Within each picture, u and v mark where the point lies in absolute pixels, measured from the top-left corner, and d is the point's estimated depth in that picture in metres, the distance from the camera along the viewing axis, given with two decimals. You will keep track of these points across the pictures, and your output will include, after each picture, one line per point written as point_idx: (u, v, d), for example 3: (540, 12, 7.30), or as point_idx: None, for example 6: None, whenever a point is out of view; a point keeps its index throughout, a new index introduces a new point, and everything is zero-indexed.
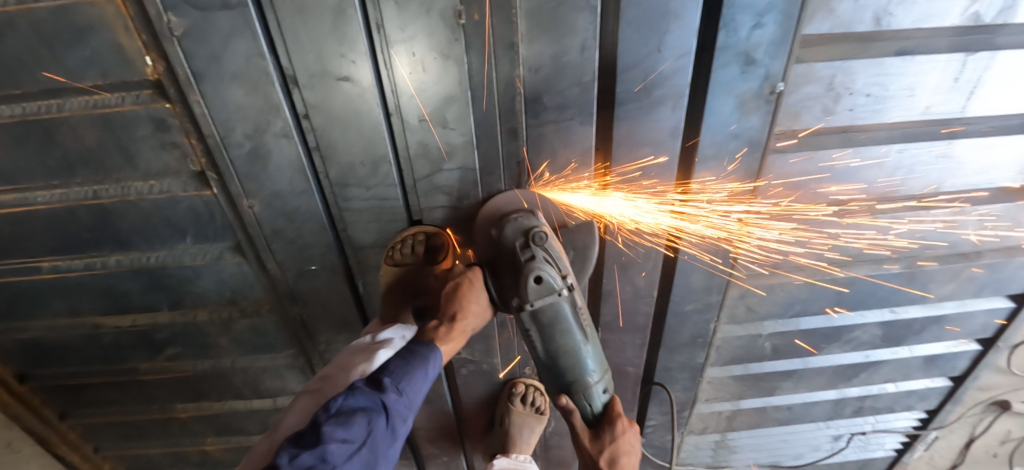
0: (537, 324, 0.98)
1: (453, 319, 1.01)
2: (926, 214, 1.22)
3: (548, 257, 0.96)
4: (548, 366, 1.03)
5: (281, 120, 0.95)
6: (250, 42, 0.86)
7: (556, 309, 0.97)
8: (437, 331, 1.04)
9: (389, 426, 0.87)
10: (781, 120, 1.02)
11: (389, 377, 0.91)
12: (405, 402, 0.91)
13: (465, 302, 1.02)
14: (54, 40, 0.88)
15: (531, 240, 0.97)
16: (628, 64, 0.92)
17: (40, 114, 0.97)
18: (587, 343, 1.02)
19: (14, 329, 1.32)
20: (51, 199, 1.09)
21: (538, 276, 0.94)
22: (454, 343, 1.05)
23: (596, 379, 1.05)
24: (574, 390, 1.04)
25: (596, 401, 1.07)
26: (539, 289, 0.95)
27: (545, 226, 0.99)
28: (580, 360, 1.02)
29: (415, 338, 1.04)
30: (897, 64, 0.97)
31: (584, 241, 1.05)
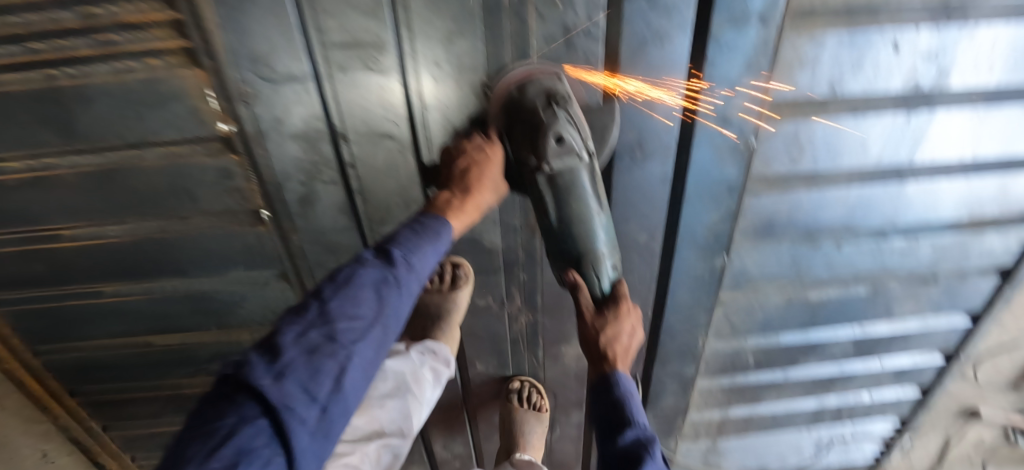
0: (551, 186, 0.93)
1: (466, 191, 0.98)
2: (885, 243, 1.41)
3: (570, 120, 0.93)
4: (559, 230, 0.96)
5: (331, 170, 1.13)
6: (310, 108, 1.04)
7: (574, 173, 0.93)
8: (450, 203, 0.99)
9: (398, 298, 0.87)
10: (756, 165, 1.21)
11: (399, 250, 0.88)
12: (415, 275, 0.89)
13: (480, 175, 0.99)
14: (142, 104, 1.05)
15: (554, 102, 0.93)
16: (625, 124, 1.10)
17: (121, 163, 1.13)
18: (603, 213, 0.99)
19: (72, 348, 1.46)
20: (121, 233, 1.24)
21: (560, 136, 0.90)
22: (462, 218, 1.01)
23: (608, 253, 1.01)
24: (583, 262, 0.99)
25: (603, 277, 1.02)
26: (560, 149, 0.90)
27: (568, 93, 0.96)
28: (593, 227, 0.97)
29: (425, 209, 0.99)
30: (849, 122, 1.17)
31: (604, 122, 1.05)
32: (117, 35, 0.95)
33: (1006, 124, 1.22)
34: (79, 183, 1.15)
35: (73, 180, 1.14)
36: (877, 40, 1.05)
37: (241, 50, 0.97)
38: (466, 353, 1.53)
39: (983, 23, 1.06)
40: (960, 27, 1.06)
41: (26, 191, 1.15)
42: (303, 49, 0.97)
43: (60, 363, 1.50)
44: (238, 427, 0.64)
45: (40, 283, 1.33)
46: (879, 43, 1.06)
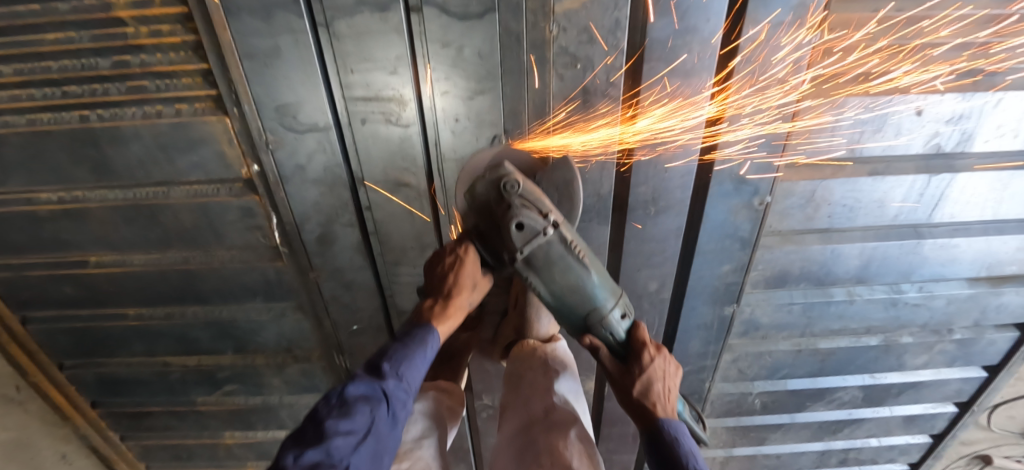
0: (534, 269, 0.94)
1: (443, 300, 0.97)
2: (900, 297, 1.39)
3: (525, 202, 0.90)
4: (560, 307, 0.98)
5: (348, 213, 1.15)
6: (330, 155, 1.06)
7: (547, 249, 0.92)
8: (431, 311, 0.97)
9: (392, 413, 0.78)
10: (770, 221, 1.20)
11: (388, 363, 0.83)
12: (407, 388, 0.83)
13: (457, 275, 0.98)
14: (171, 147, 1.09)
15: (502, 190, 0.91)
16: (640, 180, 1.11)
17: (148, 199, 1.17)
18: (590, 273, 0.95)
19: (94, 364, 1.51)
20: (145, 262, 1.29)
21: (518, 221, 0.89)
22: (454, 320, 0.99)
23: (611, 306, 0.98)
24: (591, 324, 0.98)
25: (616, 329, 1.00)
26: (524, 234, 0.89)
27: (513, 172, 0.92)
28: (585, 297, 0.96)
29: (411, 319, 0.96)
30: (868, 182, 1.16)
31: (566, 178, 0.96)
32: (149, 83, 1.02)
33: None
34: (109, 216, 1.20)
35: (103, 212, 1.20)
36: (900, 105, 1.06)
37: (267, 101, 1.00)
38: (473, 390, 1.54)
39: (1010, 92, 1.06)
40: (984, 97, 1.06)
41: (59, 220, 1.21)
42: (328, 102, 1.00)
43: (82, 378, 1.55)
44: None
45: (67, 304, 1.38)
46: (902, 108, 1.07)
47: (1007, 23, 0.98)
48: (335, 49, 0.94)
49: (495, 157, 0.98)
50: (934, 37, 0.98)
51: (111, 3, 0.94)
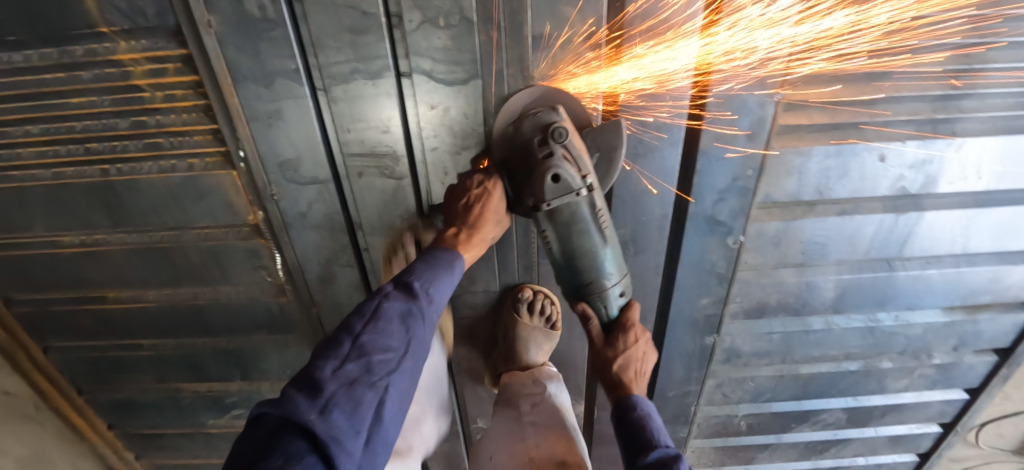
0: (553, 222, 0.93)
1: (468, 229, 0.97)
2: (876, 325, 1.44)
3: (569, 156, 0.89)
4: (566, 263, 0.98)
5: (347, 254, 1.25)
6: (329, 204, 1.16)
7: (574, 209, 0.91)
8: (454, 239, 0.98)
9: (422, 332, 0.82)
10: (745, 258, 1.26)
11: (418, 281, 0.85)
12: (434, 308, 0.87)
13: (482, 214, 0.97)
14: (184, 197, 1.18)
15: (550, 136, 0.90)
16: (619, 223, 1.18)
17: (162, 241, 1.27)
18: (605, 245, 0.96)
19: (112, 390, 1.61)
20: (159, 297, 1.38)
21: (556, 174, 0.87)
22: (469, 253, 1.00)
23: (612, 282, 1.00)
24: (589, 290, 1.00)
25: (612, 303, 1.03)
26: (556, 188, 0.88)
27: (567, 123, 0.91)
28: (596, 260, 0.97)
29: (435, 243, 0.97)
30: (837, 221, 1.22)
31: (610, 142, 0.99)
32: (163, 140, 1.12)
33: (998, 224, 1.25)
34: (126, 256, 1.30)
35: (121, 253, 1.29)
36: (865, 151, 1.13)
37: (271, 158, 1.09)
38: (466, 415, 1.59)
39: (968, 138, 1.12)
40: (946, 142, 1.12)
41: (81, 260, 1.31)
42: (326, 157, 1.09)
43: (100, 402, 1.65)
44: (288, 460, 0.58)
45: (87, 335, 1.47)
46: (866, 154, 1.13)
47: (960, 77, 1.04)
48: (332, 111, 1.04)
49: (543, 99, 1.00)
50: (890, 91, 1.05)
51: (129, 71, 1.03)
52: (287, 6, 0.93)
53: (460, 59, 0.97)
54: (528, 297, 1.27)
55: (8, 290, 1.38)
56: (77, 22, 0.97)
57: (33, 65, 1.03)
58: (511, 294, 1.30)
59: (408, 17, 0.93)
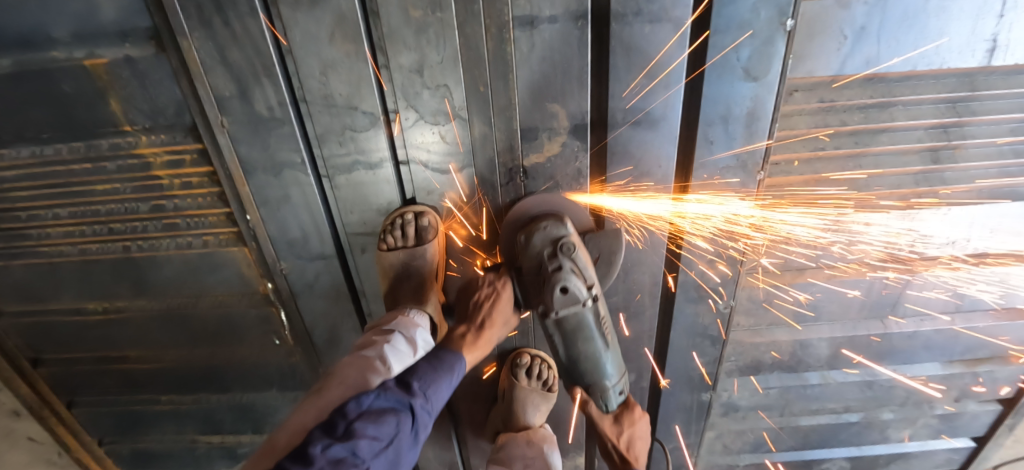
0: (561, 330, 1.01)
1: (477, 331, 1.07)
2: (875, 380, 1.45)
3: (575, 268, 0.98)
4: (570, 368, 1.07)
5: (353, 320, 1.32)
6: (335, 276, 1.23)
7: (580, 318, 1.00)
8: (464, 339, 1.07)
9: (413, 428, 0.88)
10: (736, 319, 1.30)
11: (417, 381, 0.93)
12: (429, 409, 0.93)
13: (494, 313, 1.07)
14: (200, 270, 1.27)
15: (559, 250, 0.99)
16: (611, 292, 1.23)
17: (180, 308, 1.36)
18: (608, 351, 1.05)
19: (133, 440, 1.70)
20: (176, 357, 1.47)
21: (564, 286, 0.96)
22: (476, 353, 1.08)
23: (614, 382, 1.10)
24: (591, 390, 1.10)
25: (612, 401, 1.12)
26: (564, 298, 0.96)
27: (573, 236, 1.00)
28: (599, 363, 1.06)
29: (444, 343, 1.06)
30: (827, 284, 1.24)
31: (610, 247, 1.08)
32: (182, 221, 1.21)
33: (990, 283, 1.26)
34: (148, 321, 1.40)
35: (144, 318, 1.39)
36: (849, 221, 1.14)
37: (279, 238, 1.17)
38: (470, 465, 1.60)
39: (953, 207, 1.12)
40: (931, 211, 1.12)
41: (105, 325, 1.42)
42: (331, 237, 1.17)
43: (120, 452, 1.74)
44: None
45: (111, 392, 1.57)
46: (851, 225, 1.14)
47: (941, 152, 1.06)
48: (335, 196, 1.11)
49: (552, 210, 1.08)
50: (870, 166, 1.07)
51: (150, 163, 1.13)
52: (294, 108, 1.01)
53: (454, 151, 1.04)
54: (527, 361, 1.32)
55: (38, 351, 1.50)
56: (104, 123, 1.09)
57: (64, 158, 1.14)
58: (509, 359, 1.35)
59: (404, 113, 1.00)
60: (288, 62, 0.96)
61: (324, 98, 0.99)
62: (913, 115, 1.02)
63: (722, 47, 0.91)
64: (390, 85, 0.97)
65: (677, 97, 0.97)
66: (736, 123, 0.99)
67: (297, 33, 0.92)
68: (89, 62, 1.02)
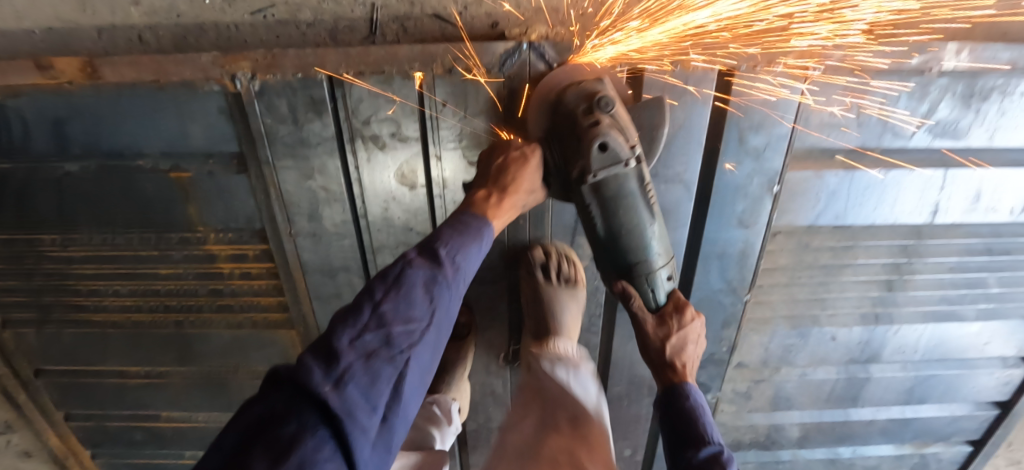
0: (599, 197, 0.85)
1: (501, 193, 0.92)
2: (838, 458, 1.65)
3: (616, 125, 0.82)
4: (612, 241, 0.90)
5: None
6: None
7: (621, 182, 0.84)
8: (488, 200, 0.92)
9: (449, 301, 0.78)
10: (721, 406, 1.49)
11: (444, 248, 0.80)
12: (462, 276, 0.82)
13: (520, 177, 0.94)
14: (245, 346, 1.40)
15: (596, 105, 0.82)
16: None
17: (220, 375, 1.48)
18: (654, 223, 0.90)
19: None
20: (208, 417, 1.58)
21: (604, 142, 0.79)
22: (498, 221, 0.95)
23: (660, 264, 0.95)
24: (636, 272, 0.93)
25: (658, 289, 0.97)
26: (604, 158, 0.80)
27: (612, 92, 0.84)
28: (644, 240, 0.90)
29: (465, 207, 0.91)
30: (799, 381, 1.44)
31: (655, 120, 0.95)
32: (236, 304, 1.34)
33: (935, 383, 1.48)
34: (186, 385, 1.50)
35: (183, 383, 1.50)
36: (818, 333, 1.34)
37: (327, 328, 1.35)
38: None
39: (903, 325, 1.33)
40: (885, 328, 1.33)
41: (144, 387, 1.52)
42: None
43: None
44: (294, 445, 0.56)
45: (138, 445, 1.66)
46: (820, 336, 1.34)
47: (894, 283, 1.27)
48: None
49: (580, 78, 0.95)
50: (837, 292, 1.27)
51: (215, 256, 1.27)
52: (355, 224, 1.19)
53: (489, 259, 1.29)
54: None
55: (71, 407, 1.58)
56: (179, 222, 1.22)
57: (133, 247, 1.28)
58: None
59: None
60: (355, 189, 1.13)
61: (384, 218, 1.18)
62: (872, 255, 1.22)
63: (721, 204, 1.12)
64: (444, 211, 1.19)
65: (682, 237, 1.16)
66: (729, 259, 1.19)
67: (368, 170, 1.11)
68: (176, 174, 1.16)
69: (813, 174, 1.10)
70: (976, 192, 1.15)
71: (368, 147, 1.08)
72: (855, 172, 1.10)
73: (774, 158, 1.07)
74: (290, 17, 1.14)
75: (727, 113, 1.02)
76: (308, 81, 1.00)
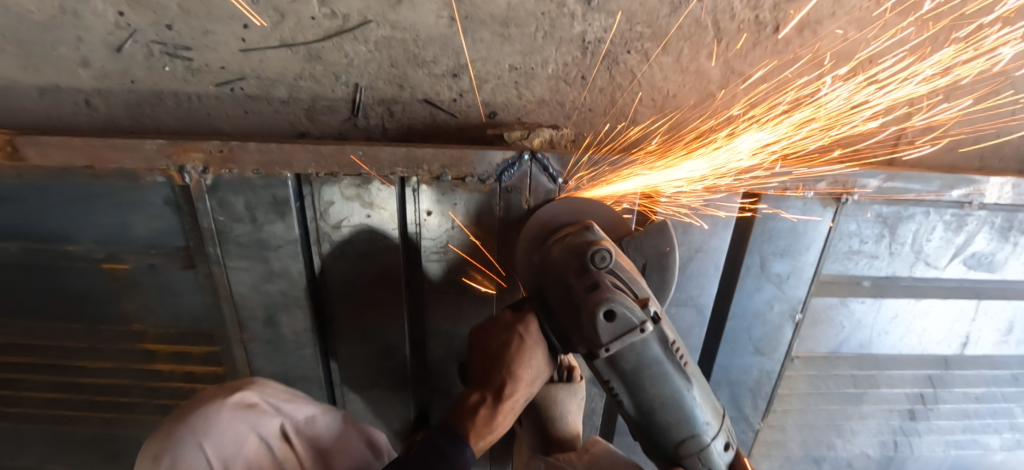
0: (617, 373, 0.68)
1: (495, 401, 0.70)
2: None
3: (619, 284, 0.64)
4: (646, 423, 0.71)
5: None
6: None
7: (642, 351, 0.66)
8: (478, 415, 0.69)
9: None
10: None
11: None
12: None
13: (517, 364, 0.71)
14: None
15: (590, 262, 0.64)
16: None
17: None
18: (692, 389, 0.70)
19: None
20: None
21: (610, 310, 0.62)
22: (498, 430, 0.71)
23: (713, 434, 0.73)
24: (684, 450, 0.72)
25: (719, 466, 0.74)
26: (614, 328, 0.63)
27: (608, 241, 0.67)
28: (685, 411, 0.70)
29: (445, 421, 0.69)
30: None
31: (657, 248, 0.76)
32: (174, 406, 1.16)
33: None
34: None
35: None
36: (832, 459, 1.21)
37: None
38: None
39: (924, 455, 1.20)
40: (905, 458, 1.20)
41: None
42: None
43: None
44: None
45: None
46: (833, 462, 1.21)
47: (917, 411, 1.15)
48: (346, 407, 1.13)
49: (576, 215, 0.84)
50: (857, 418, 1.14)
51: (153, 354, 1.09)
52: (319, 331, 1.03)
53: None
54: None
55: None
56: (113, 315, 1.05)
57: (59, 339, 1.09)
58: None
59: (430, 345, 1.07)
60: (320, 292, 0.99)
61: (352, 329, 1.02)
62: (895, 383, 1.11)
63: (737, 329, 1.01)
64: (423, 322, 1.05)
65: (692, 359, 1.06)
66: (741, 386, 1.07)
67: (337, 273, 0.97)
68: (110, 264, 0.99)
69: (838, 300, 1.01)
70: (1008, 325, 1.05)
71: (338, 251, 0.94)
72: (883, 299, 1.01)
73: (798, 288, 0.97)
74: (261, 93, 1.01)
75: (749, 241, 0.93)
76: (272, 179, 0.87)
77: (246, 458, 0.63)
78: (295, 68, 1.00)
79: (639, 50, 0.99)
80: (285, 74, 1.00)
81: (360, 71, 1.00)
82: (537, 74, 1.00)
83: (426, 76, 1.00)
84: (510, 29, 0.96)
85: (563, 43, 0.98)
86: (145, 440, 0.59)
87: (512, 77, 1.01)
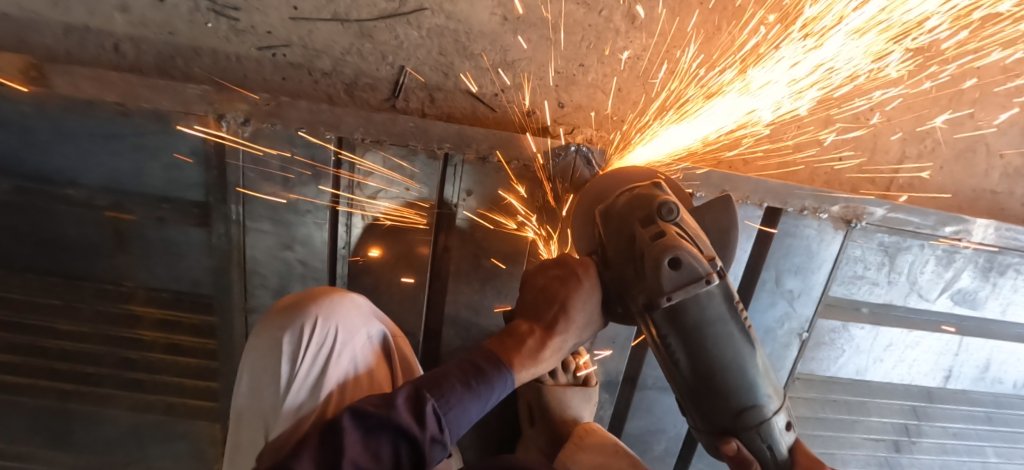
0: (678, 329, 0.68)
1: (546, 334, 0.72)
2: None
3: (683, 235, 0.67)
4: (705, 386, 0.70)
5: None
6: None
7: (705, 307, 0.67)
8: (524, 345, 0.71)
9: (438, 434, 0.61)
10: None
11: (434, 402, 0.61)
12: (449, 430, 0.62)
13: (576, 305, 0.72)
14: (144, 437, 1.11)
15: (657, 214, 0.67)
16: None
17: None
18: (754, 353, 0.70)
19: None
20: None
21: (676, 258, 0.64)
22: (541, 364, 0.73)
23: (772, 407, 0.73)
24: (745, 421, 0.71)
25: (780, 445, 0.74)
26: (679, 276, 0.64)
27: (672, 197, 0.70)
28: (745, 378, 0.70)
29: (482, 350, 0.70)
30: None
31: (721, 222, 0.77)
32: (148, 382, 1.06)
33: None
34: None
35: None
36: None
37: None
38: None
39: None
40: None
41: None
42: None
43: None
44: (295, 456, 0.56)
45: None
46: None
47: (902, 443, 1.20)
48: None
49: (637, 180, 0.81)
50: (849, 447, 1.18)
51: (138, 320, 1.01)
52: None
53: None
54: None
55: None
56: (102, 271, 0.97)
57: (30, 293, 0.98)
58: None
59: (443, 334, 1.04)
60: (339, 267, 0.96)
61: None
62: (883, 412, 1.18)
63: None
64: (439, 310, 1.03)
65: None
66: None
67: (362, 247, 0.95)
68: (112, 214, 0.93)
69: (841, 324, 1.07)
70: (986, 362, 1.14)
71: (369, 225, 0.93)
72: (880, 327, 1.08)
73: (807, 307, 1.03)
74: (305, 62, 0.99)
75: (766, 256, 0.99)
76: (313, 142, 0.85)
77: (349, 348, 0.74)
78: (344, 42, 0.98)
79: (677, 71, 1.04)
80: (332, 47, 0.98)
81: (408, 54, 1.00)
82: (578, 80, 1.04)
83: (472, 68, 1.01)
84: (557, 35, 1.00)
85: (606, 56, 1.02)
86: (263, 323, 0.71)
87: (554, 80, 1.04)
